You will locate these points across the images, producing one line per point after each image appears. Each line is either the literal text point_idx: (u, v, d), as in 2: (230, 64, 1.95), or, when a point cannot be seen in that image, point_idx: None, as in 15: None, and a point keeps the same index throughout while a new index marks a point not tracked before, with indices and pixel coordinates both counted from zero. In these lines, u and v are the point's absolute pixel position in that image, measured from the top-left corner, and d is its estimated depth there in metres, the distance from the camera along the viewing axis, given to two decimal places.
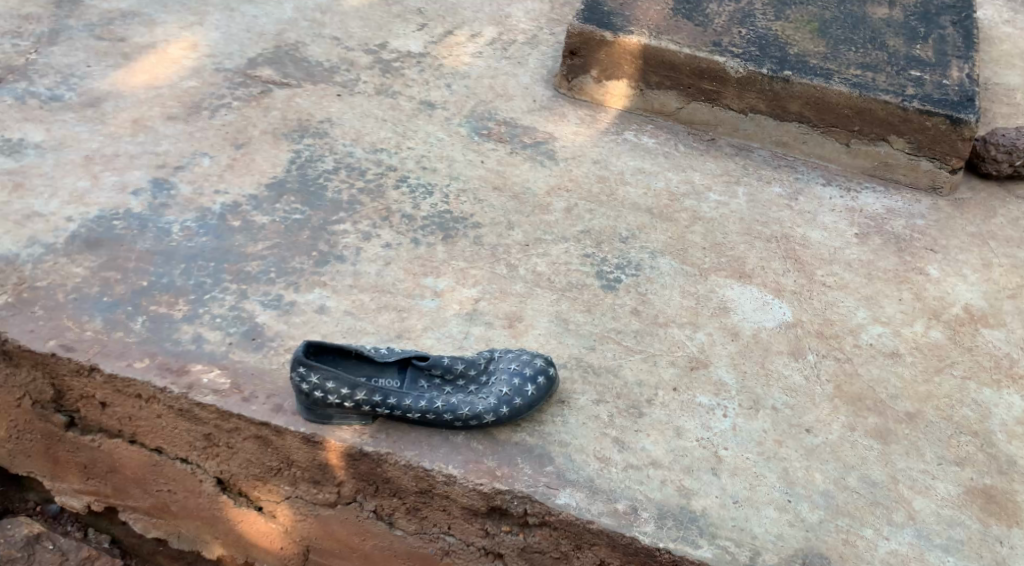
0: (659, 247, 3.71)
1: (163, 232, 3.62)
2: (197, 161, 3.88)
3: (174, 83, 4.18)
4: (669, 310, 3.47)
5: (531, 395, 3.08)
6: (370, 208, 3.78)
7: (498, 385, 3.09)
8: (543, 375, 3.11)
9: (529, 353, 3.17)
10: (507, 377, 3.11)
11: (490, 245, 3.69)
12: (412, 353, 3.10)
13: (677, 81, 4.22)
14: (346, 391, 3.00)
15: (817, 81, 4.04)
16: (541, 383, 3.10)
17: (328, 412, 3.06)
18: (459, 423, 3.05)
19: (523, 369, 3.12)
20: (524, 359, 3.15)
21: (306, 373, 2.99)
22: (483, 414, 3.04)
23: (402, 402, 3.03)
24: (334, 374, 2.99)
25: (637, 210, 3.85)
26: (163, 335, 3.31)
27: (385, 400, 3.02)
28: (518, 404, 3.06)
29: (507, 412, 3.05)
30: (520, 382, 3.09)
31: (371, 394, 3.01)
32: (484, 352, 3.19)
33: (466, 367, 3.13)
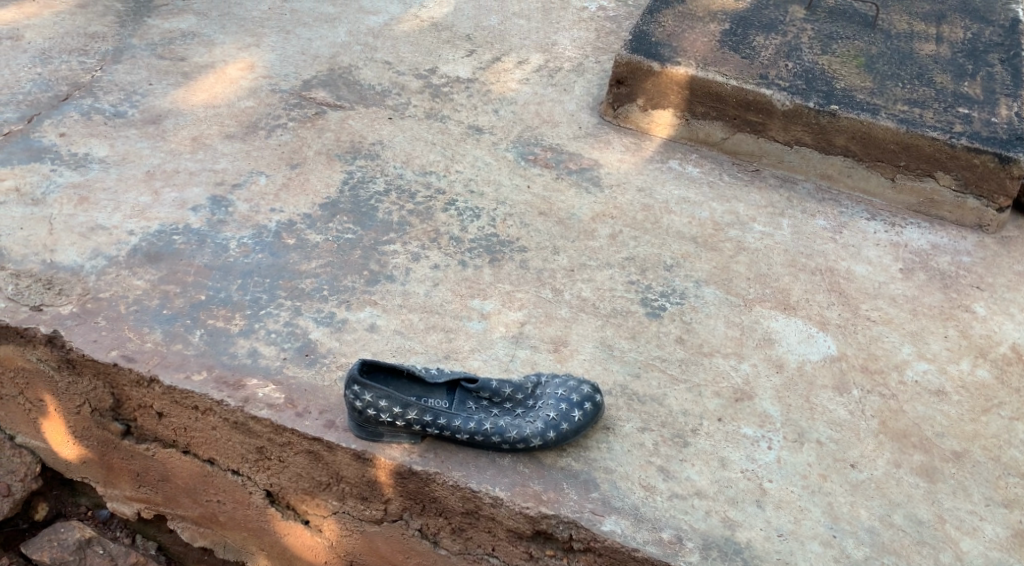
0: (704, 277, 3.76)
1: (220, 248, 3.71)
2: (254, 179, 3.97)
3: (232, 102, 4.28)
4: (713, 340, 3.53)
5: (578, 421, 3.13)
6: (419, 230, 3.85)
7: (545, 410, 3.16)
8: (589, 401, 3.17)
9: (576, 379, 3.24)
10: (554, 402, 3.18)
11: (536, 269, 3.76)
12: (462, 376, 3.17)
13: (723, 112, 4.28)
14: (398, 410, 3.07)
15: (863, 116, 4.09)
16: (588, 409, 3.16)
17: (379, 429, 3.13)
18: (506, 445, 3.11)
19: (570, 395, 3.18)
20: (571, 386, 3.21)
21: (360, 392, 3.06)
22: (530, 438, 3.10)
23: (453, 424, 3.09)
24: (387, 393, 3.06)
25: (682, 239, 3.91)
26: (220, 349, 3.40)
27: (435, 421, 3.09)
28: (564, 430, 3.12)
29: (554, 436, 3.11)
30: (567, 407, 3.15)
31: (422, 414, 3.08)
32: (531, 377, 3.26)
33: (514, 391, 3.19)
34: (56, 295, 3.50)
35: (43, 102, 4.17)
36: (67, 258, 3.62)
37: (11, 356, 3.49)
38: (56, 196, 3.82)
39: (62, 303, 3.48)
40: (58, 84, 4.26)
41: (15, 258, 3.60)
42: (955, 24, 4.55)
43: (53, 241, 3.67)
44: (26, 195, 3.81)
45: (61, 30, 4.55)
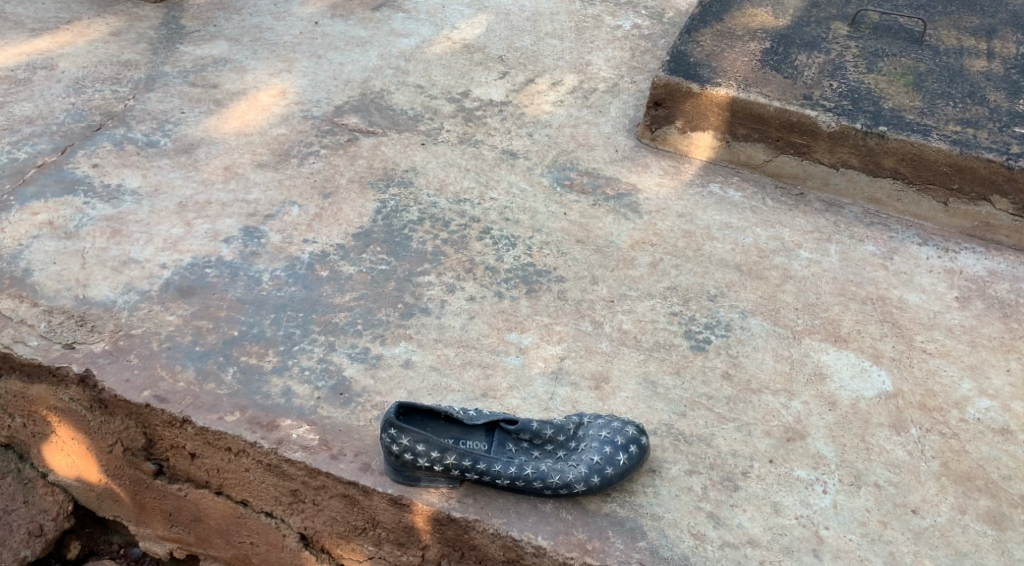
0: (749, 307, 3.67)
1: (253, 281, 3.62)
2: (287, 209, 3.88)
3: (265, 129, 4.20)
4: (762, 375, 3.47)
5: (622, 465, 3.04)
6: (454, 260, 3.74)
7: (588, 454, 3.06)
8: (634, 444, 3.07)
9: (619, 420, 3.14)
10: (597, 445, 3.08)
11: (575, 299, 3.64)
12: (502, 416, 3.06)
13: (765, 134, 4.15)
14: (437, 455, 2.97)
15: (914, 138, 3.96)
16: (633, 452, 3.07)
17: (415, 473, 3.03)
18: (548, 491, 3.02)
19: (614, 437, 3.09)
20: (615, 427, 3.12)
21: (397, 435, 2.96)
22: (574, 483, 3.01)
23: (493, 469, 2.99)
24: (426, 437, 2.96)
25: (725, 267, 3.80)
26: (253, 388, 3.30)
27: (475, 465, 2.99)
28: (608, 474, 3.03)
29: (598, 481, 3.02)
30: (611, 450, 3.06)
31: (461, 458, 2.98)
32: (572, 417, 3.15)
33: (556, 433, 3.09)
34: (89, 332, 3.42)
35: (77, 132, 4.10)
36: (99, 293, 3.54)
37: (43, 395, 3.42)
38: (89, 230, 3.74)
39: (95, 341, 3.40)
40: (91, 114, 4.19)
41: (48, 294, 3.52)
42: (1006, 39, 4.41)
43: (86, 275, 3.59)
44: (59, 229, 3.73)
45: (95, 59, 4.48)
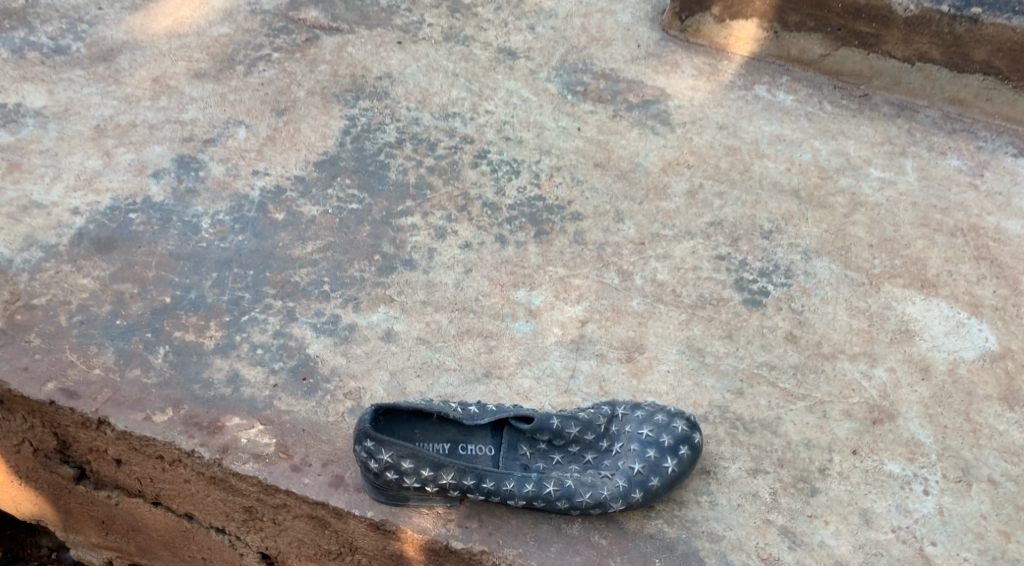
0: (813, 246, 2.95)
1: (189, 229, 2.86)
2: (232, 131, 3.10)
3: (203, 29, 3.39)
4: (835, 336, 2.77)
5: (671, 474, 2.35)
6: (443, 194, 2.98)
7: (627, 461, 2.37)
8: (686, 445, 2.38)
9: (663, 410, 2.44)
10: (637, 448, 2.39)
11: (596, 242, 2.90)
12: (514, 413, 2.36)
13: (824, 21, 3.35)
14: (431, 473, 2.26)
15: (1016, 21, 3.19)
16: (684, 456, 2.37)
17: (401, 491, 2.33)
18: (576, 511, 2.32)
19: (658, 437, 2.39)
20: (659, 422, 2.41)
21: (376, 450, 2.25)
22: (610, 501, 2.32)
23: (504, 487, 2.29)
24: (416, 451, 2.25)
25: (780, 193, 3.07)
26: (190, 376, 2.57)
27: (480, 484, 2.29)
28: (654, 487, 2.34)
29: (641, 497, 2.33)
30: (655, 455, 2.37)
31: (462, 476, 2.28)
32: (602, 407, 2.44)
33: (585, 432, 2.39)
34: None
35: None
36: None
37: None
38: None
39: None
40: None
41: None
42: None
43: None
44: None
45: None
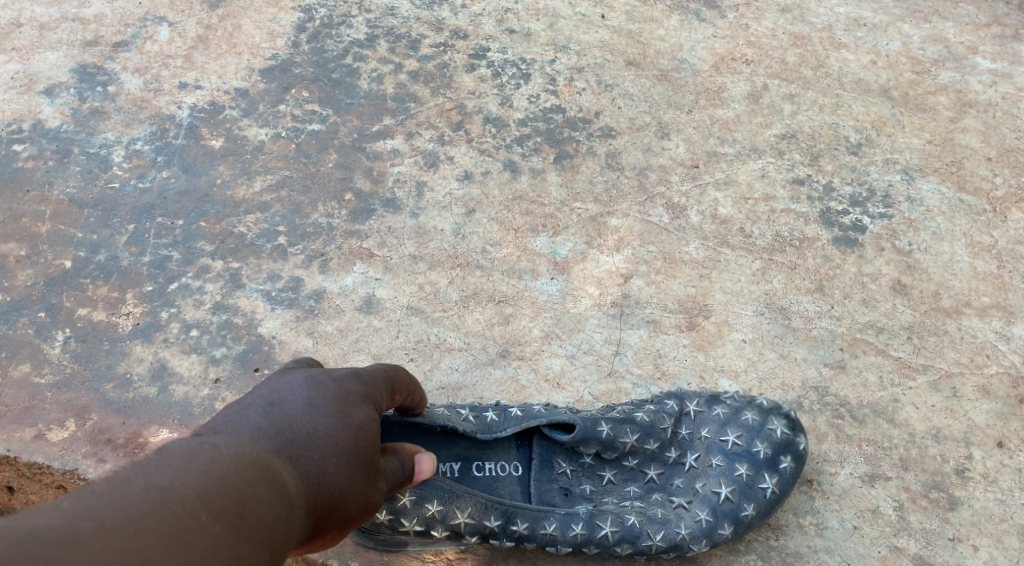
0: (916, 162, 2.27)
1: (96, 164, 2.14)
2: (151, 31, 2.35)
3: None
4: (956, 283, 2.10)
5: (770, 498, 1.76)
6: (433, 107, 2.28)
7: (708, 481, 1.77)
8: (789, 455, 1.78)
9: (752, 405, 1.82)
10: (720, 462, 1.78)
11: (635, 167, 2.23)
12: (548, 421, 1.74)
13: None
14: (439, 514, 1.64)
15: None
16: (786, 471, 1.77)
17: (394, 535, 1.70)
18: (642, 555, 1.74)
19: (749, 446, 1.78)
20: (748, 424, 1.80)
21: None
22: (688, 542, 1.73)
23: (541, 529, 1.70)
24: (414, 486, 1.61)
25: (867, 94, 2.38)
26: (100, 372, 1.91)
27: (509, 527, 1.69)
28: (748, 518, 1.75)
29: (731, 533, 1.74)
30: (749, 471, 1.77)
31: (484, 518, 1.67)
32: (667, 404, 1.83)
33: (648, 441, 1.78)
34: None
35: None
36: None
37: None
38: None
39: None
40: None
41: None
42: None
43: None
44: None
45: None
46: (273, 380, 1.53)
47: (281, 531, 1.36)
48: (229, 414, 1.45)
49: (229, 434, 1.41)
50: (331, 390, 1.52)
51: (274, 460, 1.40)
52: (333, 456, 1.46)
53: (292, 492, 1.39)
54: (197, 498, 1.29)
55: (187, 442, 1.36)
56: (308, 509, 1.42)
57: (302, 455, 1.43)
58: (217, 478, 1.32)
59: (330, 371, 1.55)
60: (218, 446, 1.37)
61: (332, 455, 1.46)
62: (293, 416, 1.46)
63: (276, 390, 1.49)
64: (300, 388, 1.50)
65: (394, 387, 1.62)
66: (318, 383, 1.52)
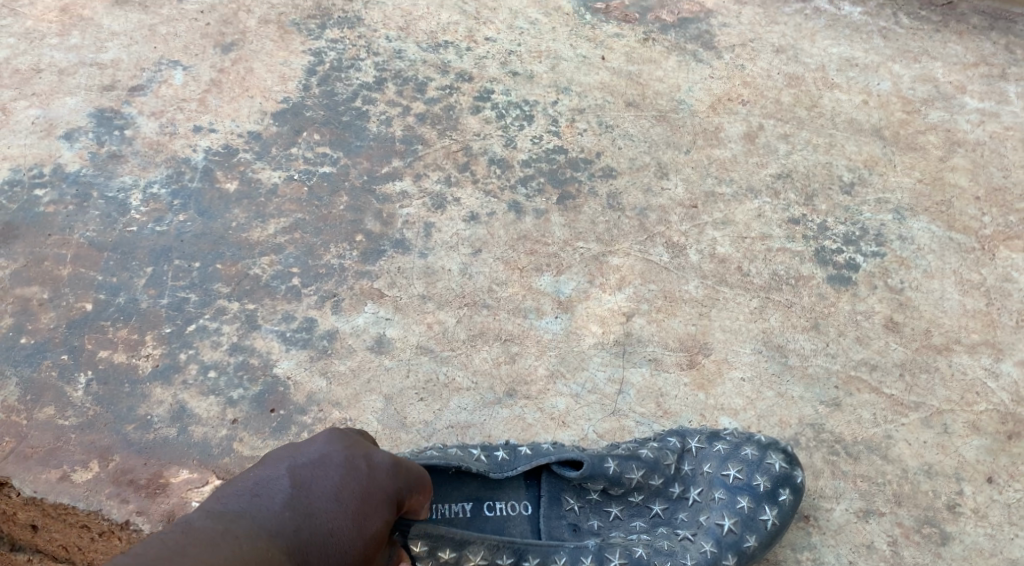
0: (907, 201, 2.35)
1: (114, 208, 2.21)
2: (167, 75, 2.43)
3: None
4: (947, 321, 2.18)
5: (770, 530, 1.86)
6: (441, 149, 2.36)
7: (712, 514, 1.87)
8: (788, 487, 1.88)
9: (751, 441, 1.93)
10: (722, 496, 1.88)
11: (637, 207, 2.31)
12: (556, 459, 1.82)
13: None
14: (457, 560, 1.66)
15: None
16: (785, 502, 1.88)
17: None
18: None
19: (750, 480, 1.89)
20: (750, 459, 1.90)
21: None
22: None
23: (552, 563, 1.75)
24: (430, 531, 1.63)
25: (859, 133, 2.46)
26: (122, 414, 1.98)
27: (523, 563, 1.73)
28: (750, 549, 1.85)
29: (735, 564, 1.84)
30: (753, 503, 1.87)
31: (499, 555, 1.71)
32: (668, 441, 1.93)
33: (651, 480, 1.88)
34: None
35: None
36: None
37: None
38: None
39: None
40: None
41: None
42: None
43: None
44: None
45: None
46: (305, 452, 1.54)
47: None
48: (255, 495, 1.46)
49: (253, 509, 1.44)
50: (363, 479, 1.53)
51: (284, 546, 1.43)
52: (344, 555, 1.48)
53: None
54: None
55: (208, 522, 1.40)
56: None
57: (316, 554, 1.46)
58: None
59: (371, 453, 1.57)
60: (237, 538, 1.40)
61: (348, 549, 1.48)
62: (317, 507, 1.48)
63: (310, 468, 1.51)
64: (333, 472, 1.52)
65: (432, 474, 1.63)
66: (352, 467, 1.54)
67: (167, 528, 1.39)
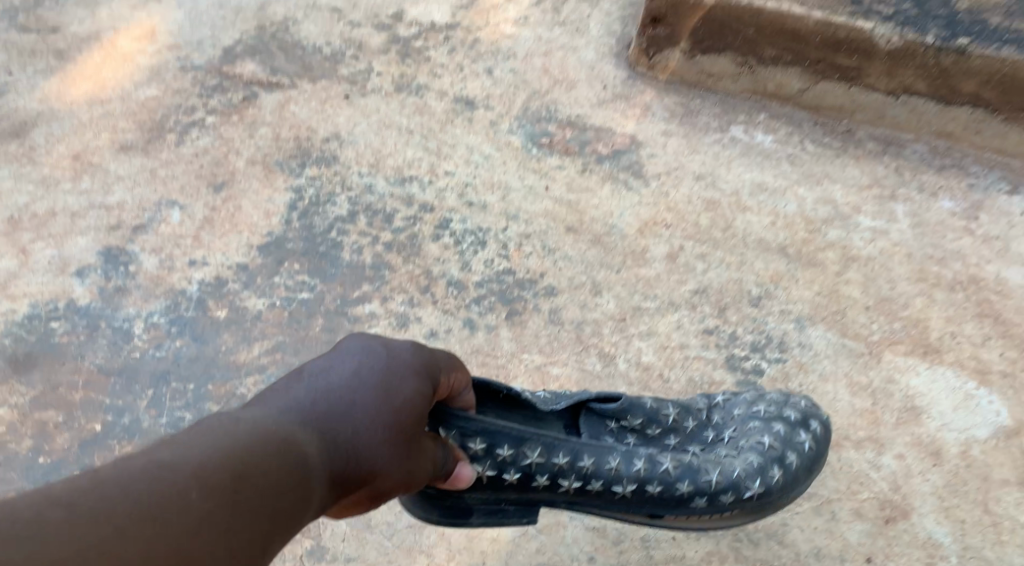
0: (807, 311, 2.72)
1: (119, 337, 2.62)
2: (165, 215, 2.84)
3: (128, 93, 3.11)
4: (838, 419, 2.55)
5: (807, 450, 2.38)
6: (404, 274, 2.74)
7: (751, 438, 2.38)
8: (817, 420, 2.43)
9: (774, 391, 2.48)
10: (758, 424, 2.40)
11: (574, 322, 2.68)
12: (600, 396, 2.27)
13: (801, 55, 3.01)
14: (511, 456, 2.13)
15: (1005, 52, 2.84)
16: (817, 432, 2.42)
17: (462, 494, 2.17)
18: (701, 493, 2.28)
19: (780, 413, 2.42)
20: (774, 401, 2.45)
21: (457, 434, 2.08)
22: (745, 480, 2.31)
23: (606, 462, 2.20)
24: (488, 428, 2.10)
25: (767, 251, 2.82)
26: None
27: (579, 463, 2.19)
28: (778, 479, 2.34)
29: (779, 477, 2.34)
30: (786, 430, 2.39)
31: (564, 455, 2.17)
32: (700, 398, 2.44)
33: (686, 417, 2.38)
34: None
35: None
36: None
37: None
38: None
39: None
40: None
41: None
42: None
43: None
44: None
45: None
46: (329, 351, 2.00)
47: (302, 488, 1.84)
48: (280, 389, 1.92)
49: (292, 401, 1.91)
50: (378, 363, 1.98)
51: (307, 428, 1.88)
52: (363, 425, 1.93)
53: (313, 463, 1.86)
54: (195, 475, 1.74)
55: (238, 411, 1.87)
56: (335, 474, 1.89)
57: (334, 428, 1.91)
58: (241, 449, 1.80)
59: (388, 343, 2.01)
60: (258, 419, 1.86)
61: (364, 421, 1.93)
62: (333, 389, 1.93)
63: (329, 360, 1.97)
64: (348, 361, 1.97)
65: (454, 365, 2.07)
66: (371, 355, 1.98)
67: (214, 415, 1.85)
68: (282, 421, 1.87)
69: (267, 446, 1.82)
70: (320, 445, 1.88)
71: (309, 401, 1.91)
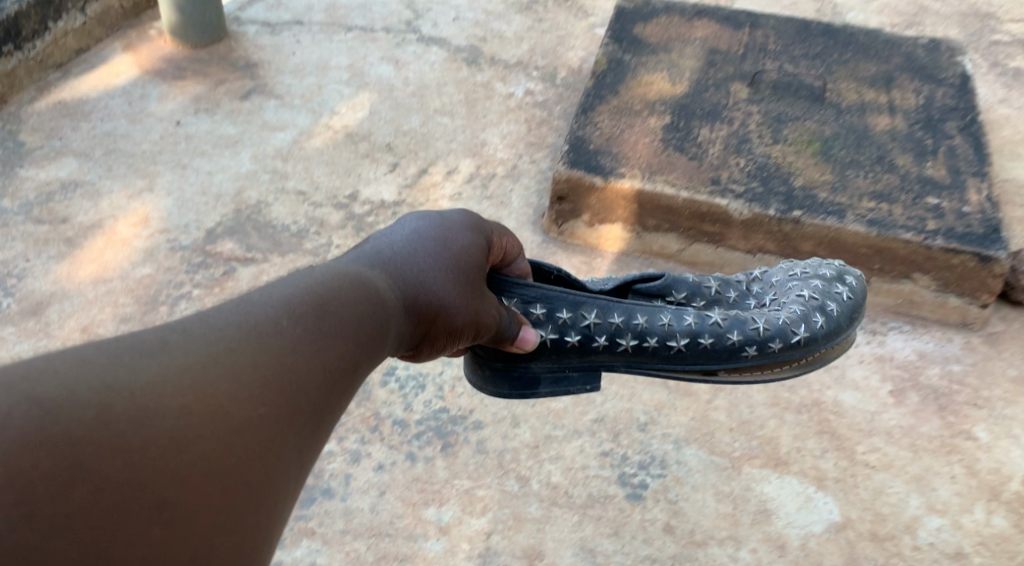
0: (683, 434, 3.33)
1: None
2: None
3: (126, 271, 3.77)
4: (707, 522, 3.15)
5: (847, 298, 3.12)
6: (357, 417, 3.38)
7: (792, 295, 3.11)
8: (850, 276, 3.19)
9: (809, 263, 3.24)
10: (794, 287, 3.14)
11: (496, 450, 3.30)
12: (641, 277, 3.05)
13: (676, 223, 3.70)
14: (570, 318, 2.88)
15: (830, 221, 3.54)
16: (851, 282, 3.17)
17: (528, 364, 2.95)
18: (750, 340, 2.99)
19: (816, 279, 3.16)
20: (812, 273, 3.19)
21: (524, 303, 2.85)
22: (792, 326, 3.00)
23: (659, 316, 2.95)
24: (546, 296, 2.86)
25: (652, 384, 3.45)
26: None
27: (633, 320, 2.93)
28: (821, 323, 3.03)
29: (822, 319, 3.04)
30: (824, 285, 3.14)
31: (617, 315, 2.92)
32: (742, 276, 3.20)
33: (727, 289, 3.15)
34: None
35: None
36: None
37: None
38: None
39: None
40: None
41: None
42: (905, 87, 3.93)
43: None
44: None
45: None
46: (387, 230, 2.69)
47: (380, 313, 2.48)
48: (353, 255, 2.59)
49: (360, 255, 2.58)
50: (434, 227, 2.67)
51: (383, 275, 2.55)
52: (431, 270, 2.61)
53: (386, 294, 2.52)
54: (285, 307, 2.33)
55: (322, 266, 2.50)
56: (410, 308, 2.57)
57: (406, 272, 2.59)
58: (331, 286, 2.43)
59: (440, 214, 2.72)
60: (341, 270, 2.50)
61: (433, 275, 2.61)
62: (399, 249, 2.62)
63: (391, 234, 2.66)
64: (405, 231, 2.66)
65: (505, 240, 2.82)
66: (426, 220, 2.69)
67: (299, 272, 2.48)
68: (361, 270, 2.53)
69: (346, 280, 2.47)
70: (392, 281, 2.56)
71: (383, 258, 2.59)
